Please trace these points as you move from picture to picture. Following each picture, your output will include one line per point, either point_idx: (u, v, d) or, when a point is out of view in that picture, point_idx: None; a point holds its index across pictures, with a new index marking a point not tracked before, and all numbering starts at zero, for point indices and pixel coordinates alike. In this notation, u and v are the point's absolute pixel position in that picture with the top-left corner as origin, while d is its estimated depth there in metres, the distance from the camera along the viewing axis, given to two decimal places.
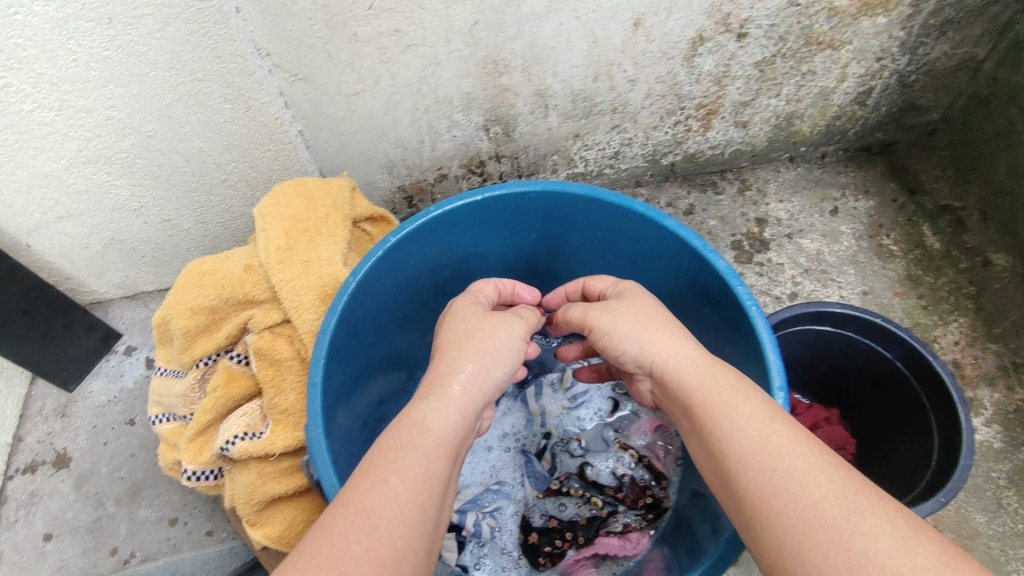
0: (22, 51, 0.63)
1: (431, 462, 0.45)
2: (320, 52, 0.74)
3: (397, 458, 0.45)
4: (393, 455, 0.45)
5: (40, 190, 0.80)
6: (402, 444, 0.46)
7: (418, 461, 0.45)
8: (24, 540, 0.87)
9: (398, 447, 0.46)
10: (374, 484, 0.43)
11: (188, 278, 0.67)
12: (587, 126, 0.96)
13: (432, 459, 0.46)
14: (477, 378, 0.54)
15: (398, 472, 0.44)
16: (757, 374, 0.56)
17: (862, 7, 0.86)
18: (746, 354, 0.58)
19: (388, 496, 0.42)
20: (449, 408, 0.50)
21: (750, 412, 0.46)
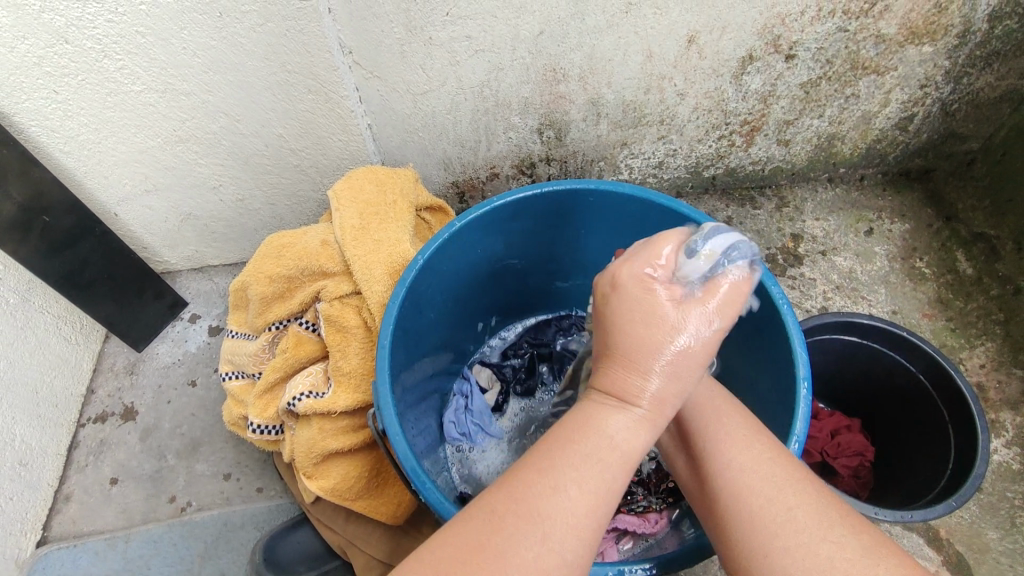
0: (140, 37, 0.72)
1: (611, 481, 0.43)
2: (395, 53, 0.81)
3: (580, 464, 0.42)
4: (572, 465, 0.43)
5: (134, 164, 0.88)
6: (577, 460, 0.43)
7: (605, 475, 0.42)
8: (93, 482, 0.95)
9: (576, 453, 0.43)
10: (549, 493, 0.41)
11: (270, 249, 0.76)
12: (635, 135, 1.00)
13: (616, 481, 0.43)
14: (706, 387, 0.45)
15: (572, 480, 0.42)
16: (783, 361, 0.66)
17: (909, 36, 0.91)
18: (774, 344, 0.68)
19: (562, 507, 0.41)
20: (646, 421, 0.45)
21: (732, 427, 0.54)
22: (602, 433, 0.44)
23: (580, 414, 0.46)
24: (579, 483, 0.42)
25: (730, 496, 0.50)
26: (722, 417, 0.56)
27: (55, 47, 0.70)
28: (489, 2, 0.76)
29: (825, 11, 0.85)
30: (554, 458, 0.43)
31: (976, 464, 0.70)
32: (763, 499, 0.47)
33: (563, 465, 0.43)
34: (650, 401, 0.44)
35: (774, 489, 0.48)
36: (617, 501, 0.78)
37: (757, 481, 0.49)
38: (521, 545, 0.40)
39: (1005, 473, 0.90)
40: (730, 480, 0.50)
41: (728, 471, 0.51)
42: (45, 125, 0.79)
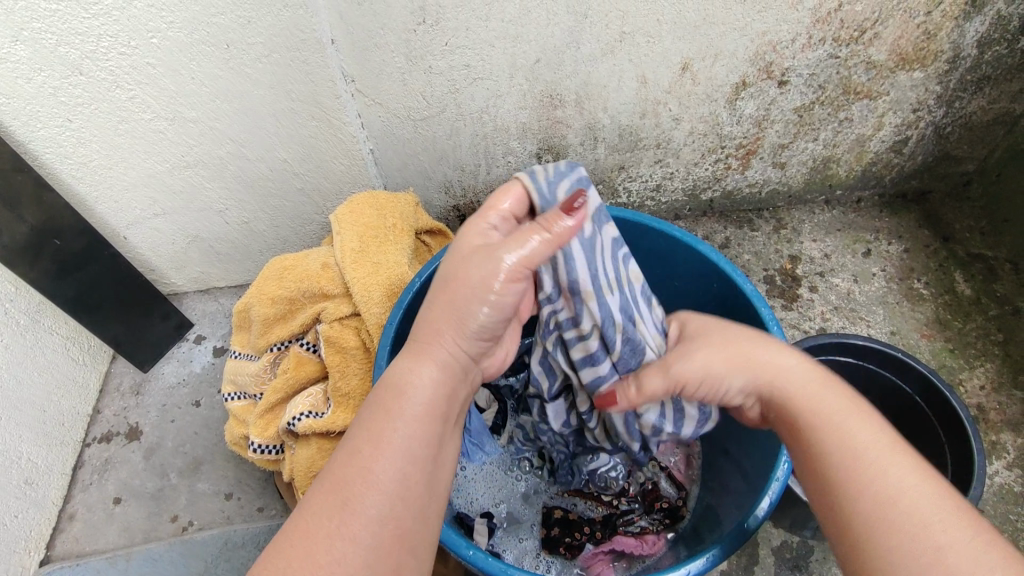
0: (151, 68, 0.74)
1: (416, 433, 0.46)
2: (397, 81, 0.84)
3: (385, 428, 0.46)
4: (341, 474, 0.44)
5: (144, 189, 0.91)
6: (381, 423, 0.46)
7: (400, 438, 0.45)
8: (96, 501, 0.96)
9: (387, 416, 0.46)
10: (363, 458, 0.44)
11: (273, 272, 0.78)
12: (632, 159, 1.02)
13: (418, 433, 0.46)
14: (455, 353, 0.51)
15: (395, 447, 0.45)
16: None
17: (899, 61, 0.92)
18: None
19: (384, 472, 0.44)
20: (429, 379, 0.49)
21: (855, 414, 0.48)
22: (409, 396, 0.48)
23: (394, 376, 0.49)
24: (395, 445, 0.45)
25: (844, 481, 0.45)
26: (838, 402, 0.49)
27: (69, 78, 0.73)
28: (487, 32, 0.79)
29: (816, 38, 0.87)
30: (371, 428, 0.46)
31: (973, 485, 0.71)
32: (898, 492, 0.43)
33: (378, 425, 0.46)
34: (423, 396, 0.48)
35: (894, 471, 0.44)
36: (614, 522, 0.78)
37: (884, 462, 0.45)
38: (339, 514, 0.42)
39: (1006, 495, 0.90)
40: (845, 452, 0.46)
41: (854, 446, 0.46)
42: (59, 151, 0.82)
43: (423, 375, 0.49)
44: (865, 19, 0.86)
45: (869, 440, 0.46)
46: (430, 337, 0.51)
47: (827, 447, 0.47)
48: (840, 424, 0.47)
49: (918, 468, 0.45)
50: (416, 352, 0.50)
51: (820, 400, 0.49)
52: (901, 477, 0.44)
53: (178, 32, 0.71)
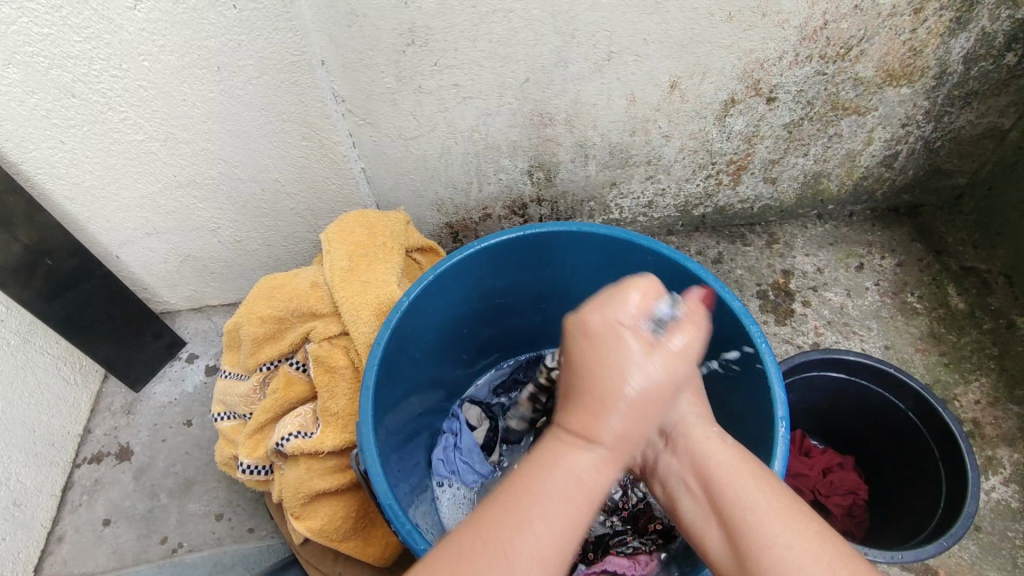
0: (143, 90, 0.75)
1: (574, 506, 0.47)
2: (388, 101, 0.84)
3: (538, 503, 0.46)
4: (526, 500, 0.47)
5: (136, 209, 0.91)
6: (549, 499, 0.47)
7: (564, 504, 0.47)
8: (86, 523, 0.95)
9: (542, 494, 0.47)
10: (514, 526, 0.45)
11: (262, 292, 0.78)
12: (623, 175, 1.03)
13: (575, 508, 0.47)
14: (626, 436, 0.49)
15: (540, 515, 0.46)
16: (763, 401, 0.67)
17: (886, 78, 0.93)
18: (756, 387, 0.68)
19: (526, 543, 0.45)
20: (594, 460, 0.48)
21: (747, 478, 0.50)
22: (567, 474, 0.48)
23: (543, 450, 0.50)
24: (543, 511, 0.46)
25: (751, 547, 0.46)
26: (734, 463, 0.52)
27: (61, 100, 0.74)
28: (476, 52, 0.79)
29: (803, 55, 0.88)
30: (516, 501, 0.47)
31: (967, 499, 0.71)
32: (774, 540, 0.45)
33: (526, 500, 0.47)
34: (612, 441, 0.49)
35: (763, 509, 0.47)
36: (606, 542, 0.79)
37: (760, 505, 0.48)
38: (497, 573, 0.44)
39: (1004, 511, 0.89)
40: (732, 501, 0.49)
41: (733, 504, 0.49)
42: (50, 173, 0.82)
43: (614, 420, 0.49)
44: (850, 37, 0.86)
45: (756, 499, 0.48)
46: (586, 413, 0.50)
47: (728, 509, 0.49)
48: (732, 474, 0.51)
49: (801, 519, 0.46)
50: (596, 402, 0.50)
51: (726, 469, 0.52)
52: (786, 531, 0.45)
53: (169, 55, 0.71)
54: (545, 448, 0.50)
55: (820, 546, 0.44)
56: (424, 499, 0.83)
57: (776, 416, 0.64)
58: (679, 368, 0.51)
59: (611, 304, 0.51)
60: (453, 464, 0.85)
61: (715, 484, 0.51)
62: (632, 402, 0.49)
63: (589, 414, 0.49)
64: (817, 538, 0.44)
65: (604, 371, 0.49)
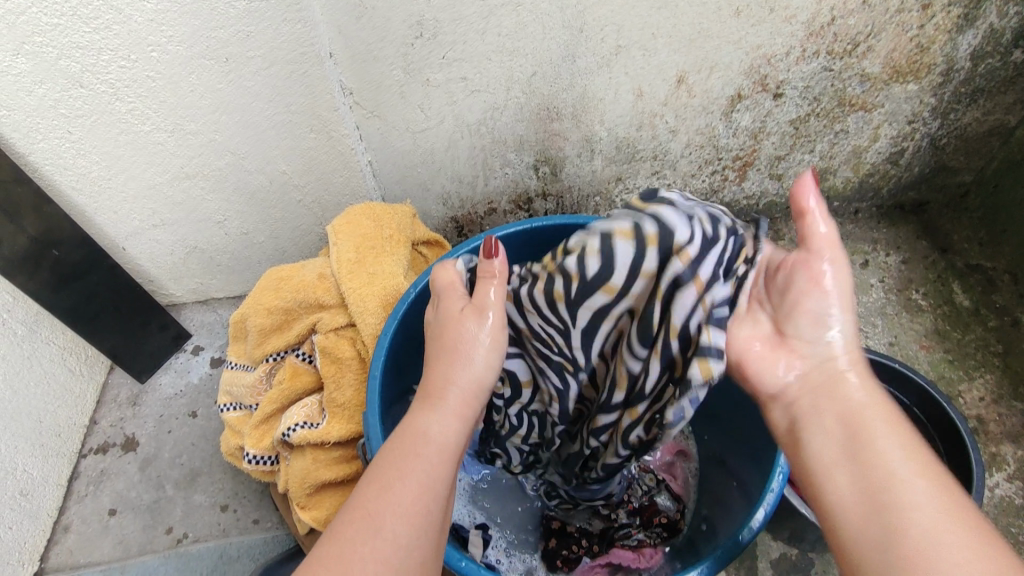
0: (151, 81, 0.75)
1: (436, 467, 0.50)
2: (394, 94, 0.84)
3: (401, 471, 0.49)
4: (399, 465, 0.50)
5: (143, 201, 0.92)
6: (402, 465, 0.50)
7: (424, 468, 0.50)
8: (91, 513, 0.96)
9: (402, 461, 0.50)
10: (382, 491, 0.49)
11: (269, 283, 0.78)
12: (629, 170, 1.03)
13: (436, 468, 0.50)
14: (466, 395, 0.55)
15: (406, 479, 0.49)
16: None
17: (894, 74, 0.93)
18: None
19: (390, 505, 0.48)
20: (450, 419, 0.54)
21: (913, 468, 0.46)
22: (425, 441, 0.52)
23: (400, 426, 0.54)
24: (412, 478, 0.49)
25: (890, 515, 0.44)
26: (896, 432, 0.48)
27: (70, 91, 0.74)
28: (483, 45, 0.79)
29: (810, 51, 0.88)
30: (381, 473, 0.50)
31: (972, 494, 0.71)
32: (911, 526, 0.43)
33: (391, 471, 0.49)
34: (439, 436, 0.52)
35: (923, 488, 0.45)
36: (612, 535, 0.78)
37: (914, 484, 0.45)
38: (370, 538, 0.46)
39: (1008, 508, 0.89)
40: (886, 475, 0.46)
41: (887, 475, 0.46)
42: (59, 163, 0.82)
43: (446, 415, 0.54)
44: (858, 32, 0.86)
45: (902, 471, 0.46)
46: (434, 377, 0.56)
47: (882, 475, 0.46)
48: (875, 441, 0.48)
49: (984, 541, 0.42)
50: (430, 390, 0.55)
51: (884, 441, 0.48)
52: (926, 517, 0.44)
53: (177, 46, 0.72)
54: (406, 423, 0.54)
55: (968, 542, 0.42)
56: None
57: None
58: (502, 331, 0.57)
59: (451, 292, 0.60)
60: None
61: (865, 445, 0.48)
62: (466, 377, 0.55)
63: (431, 385, 0.55)
64: (974, 534, 0.43)
65: (455, 343, 0.57)
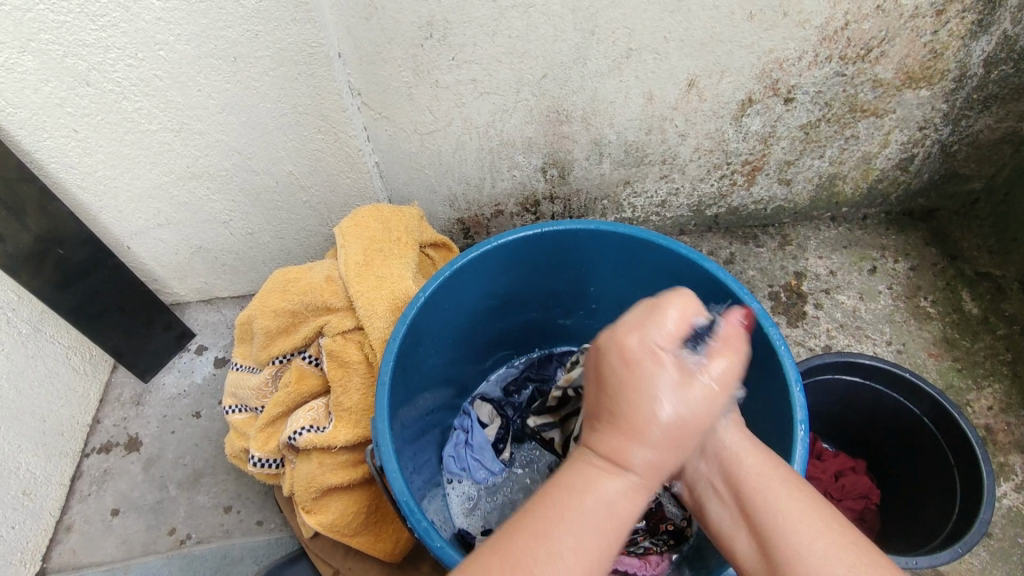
0: (159, 80, 0.75)
1: (601, 538, 0.44)
2: (403, 95, 0.84)
3: (574, 522, 0.44)
4: (561, 522, 0.44)
5: (148, 200, 0.91)
6: (571, 527, 0.43)
7: (598, 535, 0.44)
8: (94, 513, 0.95)
9: (571, 523, 0.43)
10: (547, 556, 0.42)
11: (276, 285, 0.78)
12: (637, 174, 1.02)
13: (597, 537, 0.44)
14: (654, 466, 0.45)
15: (568, 534, 0.43)
16: (781, 404, 0.66)
17: (906, 80, 0.92)
18: (774, 388, 0.68)
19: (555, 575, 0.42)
20: (626, 491, 0.45)
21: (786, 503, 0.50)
22: (597, 498, 0.44)
23: (572, 475, 0.46)
24: (576, 537, 0.43)
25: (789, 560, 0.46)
26: (764, 470, 0.54)
27: (77, 89, 0.74)
28: (493, 47, 0.79)
29: (823, 56, 0.87)
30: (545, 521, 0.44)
31: (982, 507, 0.70)
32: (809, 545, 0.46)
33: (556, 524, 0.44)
34: (644, 467, 0.45)
35: (807, 531, 0.47)
36: None
37: (796, 521, 0.48)
38: None
39: (1016, 518, 0.88)
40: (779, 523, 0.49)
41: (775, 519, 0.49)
42: (65, 162, 0.82)
43: (646, 448, 0.45)
44: (872, 38, 0.86)
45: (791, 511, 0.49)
46: (622, 436, 0.46)
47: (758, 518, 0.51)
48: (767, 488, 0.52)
49: (844, 541, 0.46)
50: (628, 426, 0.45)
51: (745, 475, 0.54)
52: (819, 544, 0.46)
53: (185, 45, 0.71)
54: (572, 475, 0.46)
55: (844, 542, 0.45)
56: (434, 496, 0.83)
57: (795, 418, 0.63)
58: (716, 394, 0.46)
59: (650, 326, 0.47)
60: (463, 460, 0.85)
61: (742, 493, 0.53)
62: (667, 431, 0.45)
63: (626, 440, 0.45)
64: (842, 535, 0.46)
65: (647, 403, 0.45)
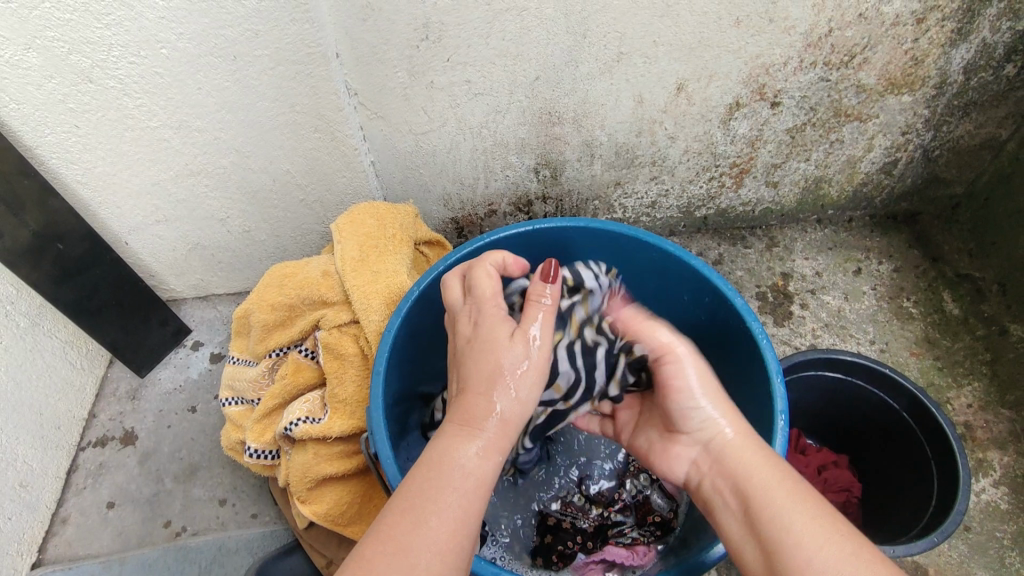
0: (159, 78, 0.76)
1: (468, 497, 0.49)
2: (399, 96, 0.86)
3: (439, 503, 0.47)
4: (434, 493, 0.48)
5: (146, 196, 0.93)
6: (438, 490, 0.48)
7: (460, 498, 0.48)
8: (90, 505, 0.96)
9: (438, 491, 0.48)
10: (414, 525, 0.46)
11: (273, 279, 0.80)
12: (628, 175, 1.04)
13: (469, 498, 0.49)
14: (507, 421, 0.53)
15: (439, 507, 0.47)
16: (764, 396, 0.69)
17: (888, 86, 0.95)
18: (757, 381, 0.70)
19: (426, 540, 0.46)
20: (485, 452, 0.51)
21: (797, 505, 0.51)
22: (456, 466, 0.50)
23: (434, 448, 0.52)
24: (444, 508, 0.48)
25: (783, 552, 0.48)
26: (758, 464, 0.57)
27: (79, 86, 0.75)
28: (487, 50, 0.81)
29: (807, 62, 0.90)
30: (418, 491, 0.48)
31: (958, 497, 0.72)
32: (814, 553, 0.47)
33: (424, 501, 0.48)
34: (494, 426, 0.53)
35: (808, 533, 0.48)
36: (606, 533, 0.81)
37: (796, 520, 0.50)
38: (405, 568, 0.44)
39: (993, 512, 0.91)
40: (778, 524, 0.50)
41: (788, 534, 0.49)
42: (66, 157, 0.83)
43: (497, 402, 0.54)
44: (855, 45, 0.88)
45: (803, 521, 0.49)
46: (473, 404, 0.53)
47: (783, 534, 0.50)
48: (766, 492, 0.54)
49: (873, 548, 0.47)
50: (483, 386, 0.55)
51: (766, 488, 0.54)
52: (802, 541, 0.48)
53: (186, 44, 0.73)
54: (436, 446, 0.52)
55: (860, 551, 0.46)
56: None
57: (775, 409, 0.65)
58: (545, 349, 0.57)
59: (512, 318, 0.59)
60: None
61: (755, 509, 0.53)
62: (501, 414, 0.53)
63: (475, 404, 0.53)
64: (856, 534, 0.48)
65: (495, 372, 0.55)
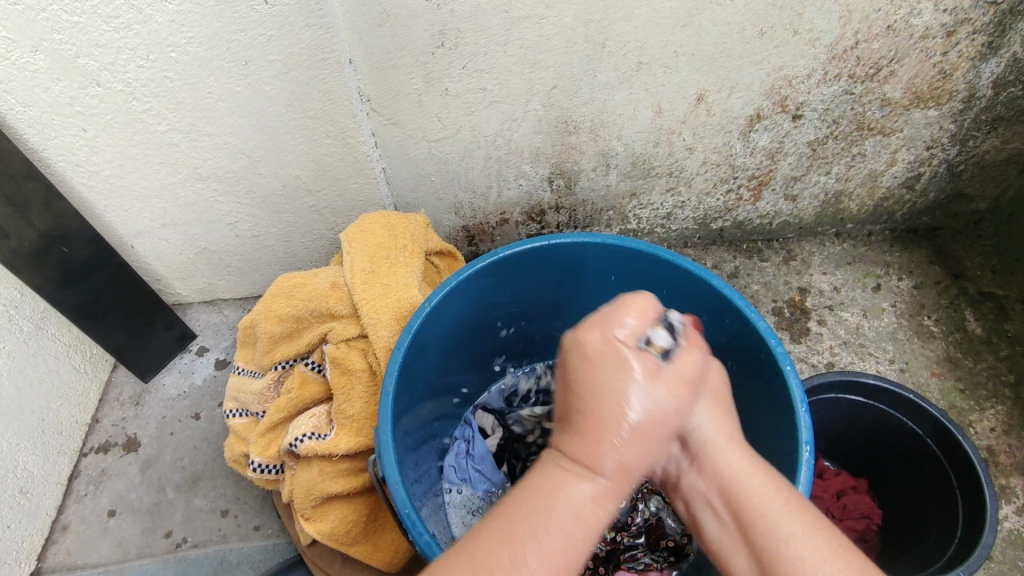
0: (169, 82, 0.75)
1: (572, 544, 0.43)
2: (413, 103, 0.84)
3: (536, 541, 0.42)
4: (529, 533, 0.42)
5: (154, 201, 0.91)
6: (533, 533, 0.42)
7: (564, 539, 0.43)
8: (91, 514, 0.95)
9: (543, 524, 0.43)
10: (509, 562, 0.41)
11: (281, 290, 0.78)
12: (644, 186, 1.02)
13: (573, 543, 0.43)
14: (629, 460, 0.45)
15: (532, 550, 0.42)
16: (786, 424, 0.66)
17: (915, 99, 0.93)
18: (780, 408, 0.68)
19: None
20: (604, 494, 0.44)
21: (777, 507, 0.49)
22: (564, 503, 0.43)
23: (538, 477, 0.45)
24: (540, 544, 0.42)
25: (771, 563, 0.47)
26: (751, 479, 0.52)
27: (87, 89, 0.74)
28: (505, 57, 0.79)
29: (832, 74, 0.87)
30: (511, 534, 0.42)
31: (984, 531, 0.70)
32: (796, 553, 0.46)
33: (518, 533, 0.43)
34: (613, 468, 0.44)
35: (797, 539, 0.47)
36: (618, 556, 0.79)
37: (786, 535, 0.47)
38: None
39: (1017, 541, 0.88)
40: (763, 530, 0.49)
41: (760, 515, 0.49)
42: (72, 161, 0.82)
43: (614, 446, 0.45)
44: (881, 57, 0.86)
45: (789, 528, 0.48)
46: (585, 439, 0.45)
47: (763, 545, 0.48)
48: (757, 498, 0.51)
49: (840, 553, 0.45)
50: (595, 424, 0.45)
51: (755, 497, 0.51)
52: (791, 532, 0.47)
53: (197, 48, 0.71)
54: (542, 477, 0.45)
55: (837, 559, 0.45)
56: (434, 505, 0.82)
57: (800, 439, 0.63)
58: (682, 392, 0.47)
59: (609, 323, 0.49)
60: (463, 471, 0.85)
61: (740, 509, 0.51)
62: (637, 428, 0.45)
63: (588, 438, 0.45)
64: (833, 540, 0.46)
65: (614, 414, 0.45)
